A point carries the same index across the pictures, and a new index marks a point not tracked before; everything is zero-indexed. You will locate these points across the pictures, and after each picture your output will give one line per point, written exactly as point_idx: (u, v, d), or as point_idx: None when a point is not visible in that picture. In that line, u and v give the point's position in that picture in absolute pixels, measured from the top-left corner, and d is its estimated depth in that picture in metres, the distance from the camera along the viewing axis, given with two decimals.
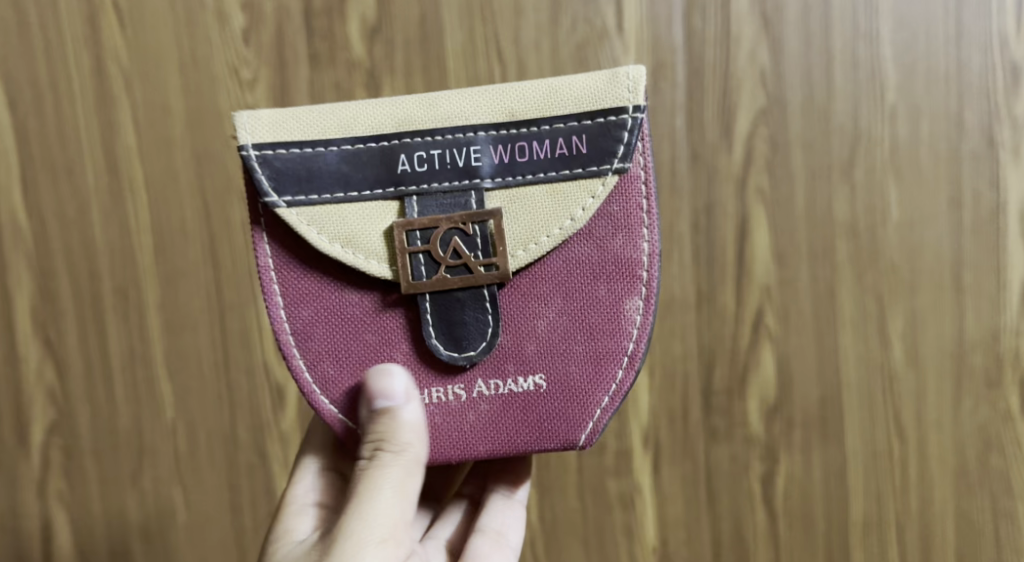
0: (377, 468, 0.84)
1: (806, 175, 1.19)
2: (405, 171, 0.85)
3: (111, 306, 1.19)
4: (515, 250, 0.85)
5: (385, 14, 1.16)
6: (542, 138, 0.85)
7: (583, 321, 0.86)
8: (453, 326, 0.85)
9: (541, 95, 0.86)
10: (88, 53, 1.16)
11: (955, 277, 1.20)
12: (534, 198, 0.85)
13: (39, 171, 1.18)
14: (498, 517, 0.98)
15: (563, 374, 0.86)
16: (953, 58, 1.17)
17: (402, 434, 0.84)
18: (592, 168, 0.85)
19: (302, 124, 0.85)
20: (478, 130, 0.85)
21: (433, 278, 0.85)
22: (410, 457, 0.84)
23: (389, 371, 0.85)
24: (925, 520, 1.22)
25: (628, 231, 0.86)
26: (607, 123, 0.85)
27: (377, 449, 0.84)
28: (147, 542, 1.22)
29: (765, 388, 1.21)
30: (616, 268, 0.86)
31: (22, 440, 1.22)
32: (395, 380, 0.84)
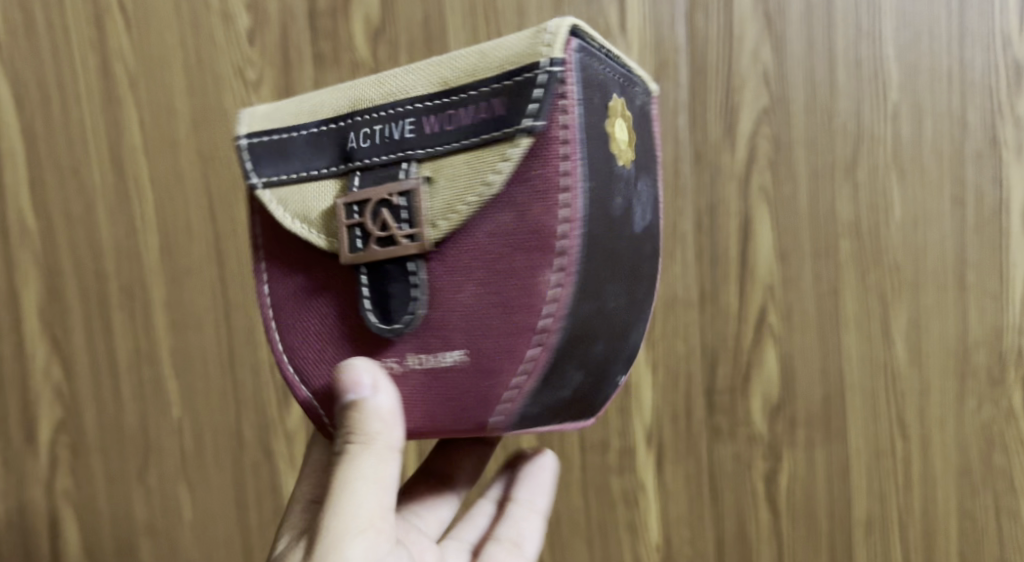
0: (354, 456, 0.85)
1: (808, 174, 1.19)
2: (354, 148, 0.84)
3: (118, 305, 1.20)
4: (436, 221, 0.82)
5: (388, 14, 1.15)
6: (466, 102, 0.81)
7: (501, 293, 0.82)
8: (385, 299, 0.83)
9: (469, 60, 0.82)
10: (94, 55, 1.17)
11: (958, 276, 1.19)
12: (455, 166, 0.81)
13: (47, 171, 1.20)
14: (521, 523, 1.02)
15: (479, 349, 0.82)
16: (955, 57, 1.16)
17: (373, 423, 0.83)
18: (506, 130, 0.80)
19: (283, 112, 0.87)
20: (411, 102, 0.83)
21: (365, 251, 0.83)
22: (387, 445, 0.84)
23: (359, 360, 0.84)
24: (928, 518, 1.22)
25: (546, 197, 0.80)
26: (522, 82, 0.80)
27: (346, 441, 0.85)
28: (154, 538, 1.23)
29: (768, 386, 1.22)
30: (534, 236, 0.81)
31: (29, 437, 1.24)
32: (363, 368, 0.84)
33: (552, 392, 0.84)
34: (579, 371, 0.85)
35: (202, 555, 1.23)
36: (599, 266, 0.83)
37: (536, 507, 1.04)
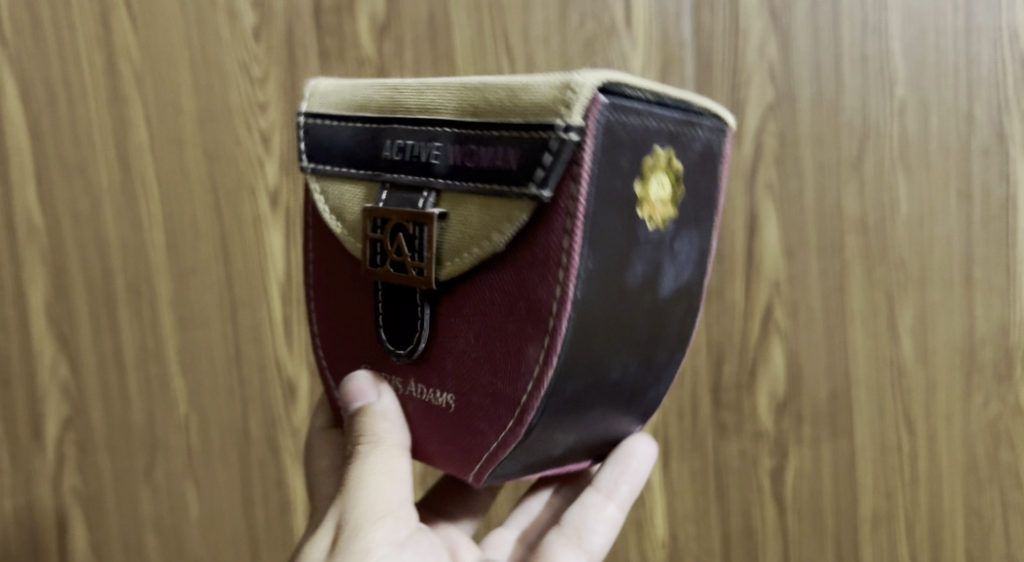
0: (363, 458, 0.87)
1: (815, 169, 1.19)
2: (387, 158, 0.84)
3: (124, 304, 1.19)
4: (443, 260, 0.82)
5: (394, 12, 1.17)
6: (488, 143, 0.80)
7: (493, 351, 0.82)
8: (395, 321, 0.85)
9: (501, 97, 0.80)
10: (100, 50, 1.16)
11: (964, 273, 1.19)
12: (467, 208, 0.81)
13: (53, 169, 1.17)
14: (579, 514, 0.95)
15: (472, 400, 0.83)
16: (962, 52, 1.17)
17: (377, 425, 0.86)
18: (514, 188, 0.79)
19: (341, 96, 0.87)
20: (442, 126, 0.81)
21: (379, 268, 0.83)
22: (393, 442, 0.86)
23: (360, 373, 0.88)
24: (935, 515, 1.22)
25: (542, 269, 0.79)
26: (539, 141, 0.78)
27: (357, 444, 0.87)
28: (161, 534, 1.23)
29: (775, 384, 1.21)
30: (526, 307, 0.80)
31: (36, 434, 1.21)
32: (364, 380, 0.87)
33: (538, 456, 0.84)
34: (573, 432, 0.85)
35: (209, 552, 1.23)
36: (599, 339, 0.81)
37: (612, 495, 0.95)
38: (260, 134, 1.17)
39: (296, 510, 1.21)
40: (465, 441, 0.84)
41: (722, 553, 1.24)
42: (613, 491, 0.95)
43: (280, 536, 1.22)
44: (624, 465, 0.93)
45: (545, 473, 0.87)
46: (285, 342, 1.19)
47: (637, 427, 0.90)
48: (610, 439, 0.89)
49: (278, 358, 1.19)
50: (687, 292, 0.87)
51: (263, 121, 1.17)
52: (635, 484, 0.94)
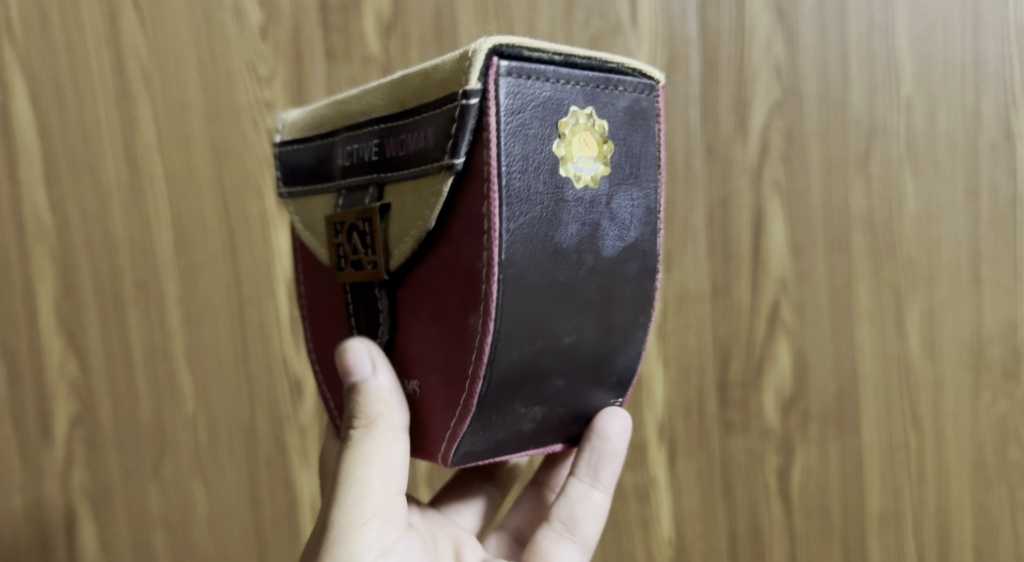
0: (359, 441, 0.85)
1: (822, 166, 1.19)
2: (340, 166, 0.86)
3: (132, 302, 1.18)
4: (392, 248, 0.82)
5: (400, 10, 1.17)
6: (413, 129, 0.81)
7: (441, 329, 0.82)
8: (365, 321, 0.86)
9: (417, 82, 0.81)
10: (108, 47, 1.15)
11: (972, 270, 1.19)
12: (404, 193, 0.81)
13: (61, 165, 1.16)
14: (567, 506, 0.95)
15: (431, 384, 0.83)
16: (969, 48, 1.17)
17: (376, 406, 0.84)
18: (434, 164, 0.80)
19: (303, 122, 0.90)
20: (376, 122, 0.84)
21: (343, 271, 0.85)
22: (392, 426, 0.85)
23: (359, 342, 0.85)
24: (943, 513, 1.21)
25: (472, 236, 0.79)
26: (447, 113, 0.79)
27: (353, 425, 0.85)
28: (169, 532, 1.22)
29: (782, 380, 1.21)
30: (462, 276, 0.80)
31: (44, 431, 1.18)
32: (361, 351, 0.84)
33: (502, 428, 0.83)
34: (538, 404, 0.83)
35: (216, 550, 1.23)
36: (537, 302, 0.80)
37: (597, 482, 0.94)
38: (268, 134, 1.19)
39: (303, 504, 1.23)
40: (429, 420, 0.84)
41: (728, 552, 1.24)
42: (596, 479, 0.94)
43: (286, 532, 1.23)
44: (605, 455, 0.91)
45: (525, 450, 0.85)
46: (292, 338, 1.21)
47: (616, 396, 0.87)
48: (584, 410, 0.86)
49: (285, 355, 1.21)
50: (643, 250, 0.84)
51: (270, 120, 1.19)
52: (617, 467, 0.93)
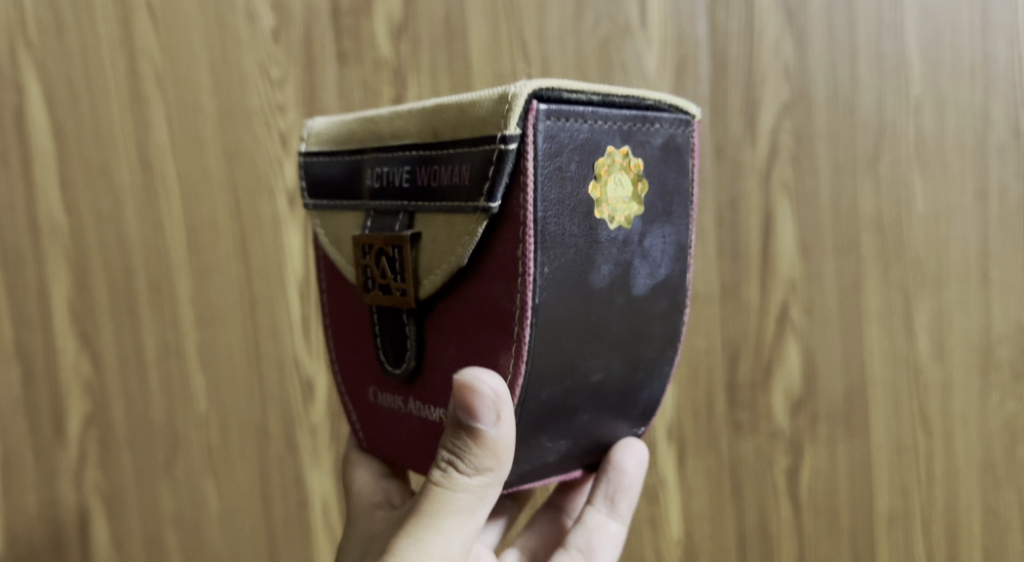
0: (461, 484, 0.81)
1: (831, 168, 1.19)
2: (370, 187, 0.87)
3: (146, 303, 1.19)
4: (423, 278, 0.83)
5: (411, 12, 1.18)
6: (446, 162, 0.82)
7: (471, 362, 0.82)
8: (391, 342, 0.87)
9: (452, 115, 0.81)
10: (122, 51, 1.16)
11: (981, 271, 1.19)
12: (436, 225, 0.82)
13: (75, 168, 1.17)
14: (584, 535, 0.97)
15: None
16: (978, 50, 1.17)
17: (489, 458, 0.80)
18: (468, 203, 0.80)
19: (331, 133, 0.91)
20: (410, 150, 0.84)
21: (371, 293, 0.86)
22: (498, 479, 0.81)
23: (489, 382, 0.78)
24: (952, 513, 1.21)
25: (506, 277, 0.80)
26: (484, 153, 0.79)
27: (469, 468, 0.80)
28: (182, 531, 1.22)
29: (790, 382, 1.21)
30: (494, 314, 0.81)
31: (58, 431, 1.19)
32: (490, 398, 0.78)
33: (529, 462, 0.84)
34: (564, 438, 0.85)
35: (229, 548, 1.23)
36: (568, 342, 0.81)
37: (614, 513, 0.97)
38: (280, 135, 1.20)
39: (314, 505, 1.24)
40: None
41: (737, 552, 1.24)
42: (614, 509, 0.97)
43: (298, 532, 1.24)
44: (624, 487, 0.94)
45: (549, 478, 0.86)
46: (303, 338, 1.22)
47: (640, 425, 0.89)
48: (608, 440, 0.88)
49: (297, 356, 1.22)
50: (668, 287, 0.85)
51: (283, 121, 1.19)
52: (634, 498, 0.96)
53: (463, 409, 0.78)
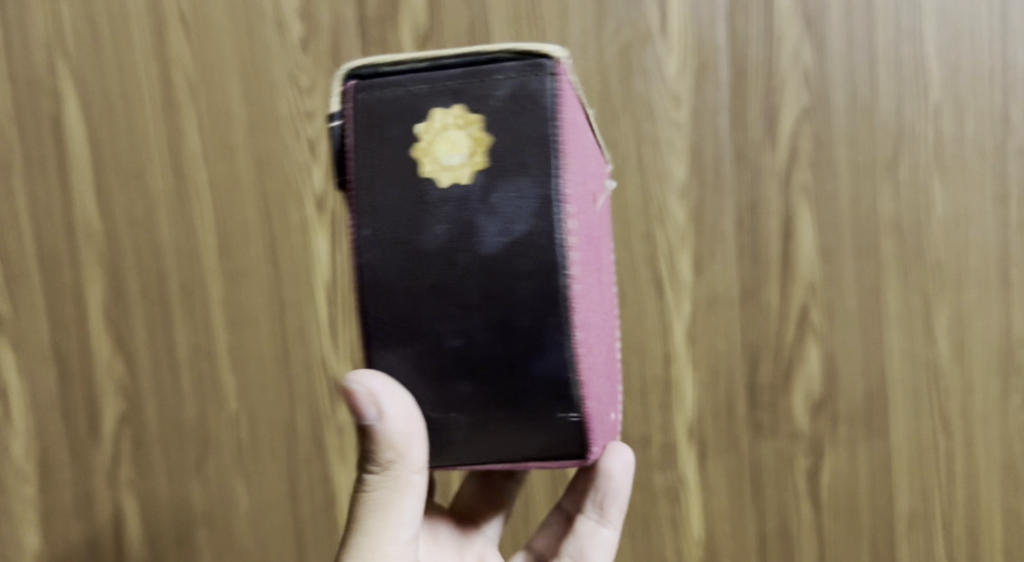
0: (375, 477, 0.85)
1: (850, 172, 1.21)
2: None
3: (178, 306, 1.22)
4: None
5: (435, 20, 1.19)
6: None
7: None
8: None
9: None
10: (155, 61, 1.20)
11: (1002, 274, 1.21)
12: None
13: (110, 175, 1.21)
14: (579, 543, 1.01)
15: None
16: (997, 55, 1.19)
17: (389, 450, 0.84)
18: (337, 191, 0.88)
19: None
20: None
21: None
22: (407, 468, 0.84)
23: (366, 381, 0.82)
24: (972, 515, 1.23)
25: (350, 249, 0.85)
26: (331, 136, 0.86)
27: (381, 459, 0.84)
28: (212, 529, 1.24)
29: (810, 384, 1.22)
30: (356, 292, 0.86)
31: (94, 430, 1.24)
32: (366, 394, 0.82)
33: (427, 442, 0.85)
34: (455, 412, 0.84)
35: (258, 545, 1.24)
36: (404, 303, 0.83)
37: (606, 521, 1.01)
38: (308, 142, 1.19)
39: (341, 504, 1.22)
40: None
41: (758, 552, 1.24)
42: (603, 516, 1.01)
43: (326, 531, 1.23)
44: (613, 494, 0.99)
45: (487, 464, 0.85)
46: (331, 341, 1.20)
47: (574, 416, 0.83)
48: (532, 427, 0.84)
49: (324, 357, 1.21)
50: (532, 251, 0.82)
51: (310, 129, 1.19)
52: (624, 503, 1.00)
53: (350, 409, 0.83)
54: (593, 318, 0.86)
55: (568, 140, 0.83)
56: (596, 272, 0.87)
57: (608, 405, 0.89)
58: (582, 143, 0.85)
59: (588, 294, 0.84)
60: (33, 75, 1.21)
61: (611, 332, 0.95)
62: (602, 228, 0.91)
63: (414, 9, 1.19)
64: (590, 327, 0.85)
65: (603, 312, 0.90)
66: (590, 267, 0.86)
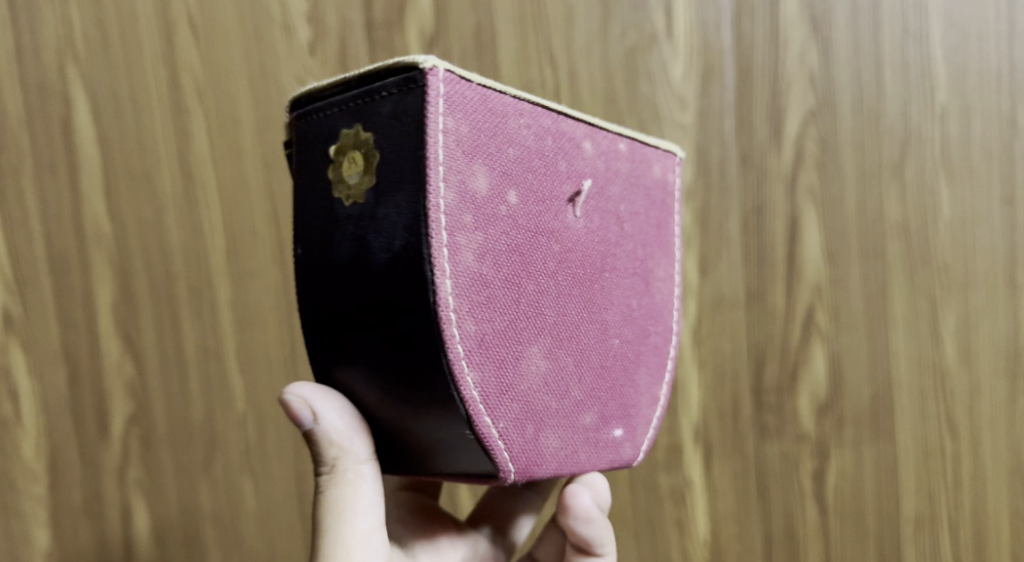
0: (327, 480, 0.88)
1: (857, 174, 1.21)
2: None
3: (187, 306, 1.23)
4: None
5: (442, 24, 1.20)
6: None
7: None
8: None
9: None
10: (164, 64, 1.21)
11: (1009, 275, 1.21)
12: None
13: (120, 177, 1.22)
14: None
15: None
16: (1005, 57, 1.19)
17: (333, 448, 0.86)
18: None
19: None
20: None
21: None
22: (352, 461, 0.87)
23: (299, 390, 0.86)
24: (979, 518, 1.22)
25: None
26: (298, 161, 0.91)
27: (327, 461, 0.87)
28: (219, 527, 1.25)
29: (817, 386, 1.22)
30: None
31: (104, 429, 1.24)
32: (299, 401, 0.86)
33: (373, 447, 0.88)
34: (383, 419, 0.86)
35: (265, 545, 1.25)
36: (324, 318, 0.85)
37: (598, 554, 0.98)
38: None
39: None
40: None
41: (764, 554, 1.24)
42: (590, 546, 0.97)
43: None
44: (592, 533, 0.96)
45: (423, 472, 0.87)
46: None
47: (467, 428, 0.83)
48: (438, 436, 0.84)
49: None
50: (410, 267, 0.81)
51: None
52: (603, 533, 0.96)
53: (291, 421, 0.87)
54: (500, 328, 0.84)
55: (440, 150, 0.81)
56: (522, 278, 0.84)
57: (547, 415, 0.86)
58: (483, 149, 0.83)
59: (483, 304, 0.83)
60: (43, 79, 1.21)
61: (609, 334, 0.90)
62: (560, 230, 0.87)
63: (420, 12, 1.20)
64: (492, 337, 0.83)
65: (562, 319, 0.87)
66: (498, 276, 0.83)
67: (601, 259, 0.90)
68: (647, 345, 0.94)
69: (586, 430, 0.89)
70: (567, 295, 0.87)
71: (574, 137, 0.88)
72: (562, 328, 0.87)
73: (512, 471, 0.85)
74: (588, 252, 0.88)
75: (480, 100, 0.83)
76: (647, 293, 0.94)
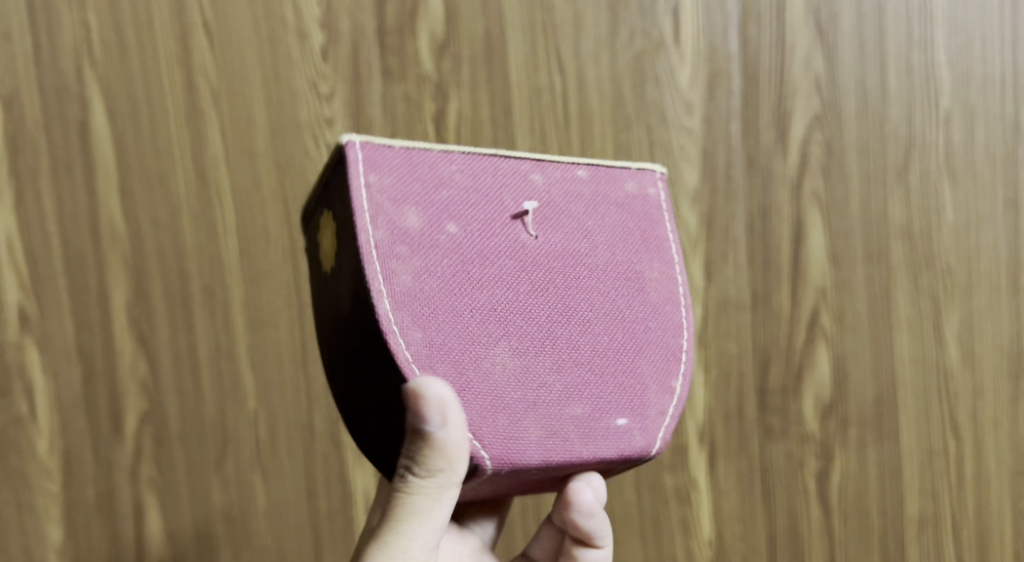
0: (415, 486, 0.86)
1: (861, 178, 1.23)
2: None
3: (200, 306, 1.24)
4: None
5: (453, 30, 1.22)
6: None
7: None
8: None
9: None
10: (180, 69, 1.22)
11: (1012, 279, 1.24)
12: None
13: (134, 177, 1.23)
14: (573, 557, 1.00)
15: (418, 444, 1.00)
16: (1009, 61, 1.22)
17: (441, 460, 0.84)
18: None
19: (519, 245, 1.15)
20: None
21: None
22: (450, 481, 0.85)
23: (430, 387, 0.83)
24: (981, 516, 1.26)
25: None
26: None
27: (428, 470, 0.85)
28: (230, 525, 1.26)
29: (821, 387, 1.23)
30: None
31: (116, 428, 1.24)
32: (434, 402, 0.83)
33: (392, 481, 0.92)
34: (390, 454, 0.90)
35: (275, 543, 1.26)
36: (333, 380, 0.92)
37: (598, 544, 0.99)
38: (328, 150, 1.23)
39: (357, 496, 1.27)
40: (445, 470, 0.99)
41: (768, 553, 1.25)
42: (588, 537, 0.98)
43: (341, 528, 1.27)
44: (593, 526, 0.97)
45: None
46: None
47: None
48: None
49: None
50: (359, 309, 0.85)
51: (330, 134, 1.23)
52: (602, 524, 0.97)
53: (415, 416, 0.83)
54: (453, 342, 0.86)
55: (366, 201, 0.85)
56: (472, 296, 0.86)
57: (523, 413, 0.87)
58: (412, 191, 0.86)
59: (431, 322, 0.85)
60: (60, 81, 1.22)
61: (594, 333, 0.90)
62: (513, 248, 0.88)
63: (432, 18, 1.22)
64: (444, 354, 0.85)
65: (525, 326, 0.88)
66: (445, 296, 0.86)
67: (570, 270, 0.90)
68: (646, 339, 0.91)
69: (578, 420, 0.88)
70: (530, 304, 0.88)
71: (518, 172, 0.90)
72: (527, 334, 0.88)
73: (488, 457, 0.86)
74: (552, 265, 0.89)
75: (400, 153, 0.87)
76: (639, 293, 0.91)
